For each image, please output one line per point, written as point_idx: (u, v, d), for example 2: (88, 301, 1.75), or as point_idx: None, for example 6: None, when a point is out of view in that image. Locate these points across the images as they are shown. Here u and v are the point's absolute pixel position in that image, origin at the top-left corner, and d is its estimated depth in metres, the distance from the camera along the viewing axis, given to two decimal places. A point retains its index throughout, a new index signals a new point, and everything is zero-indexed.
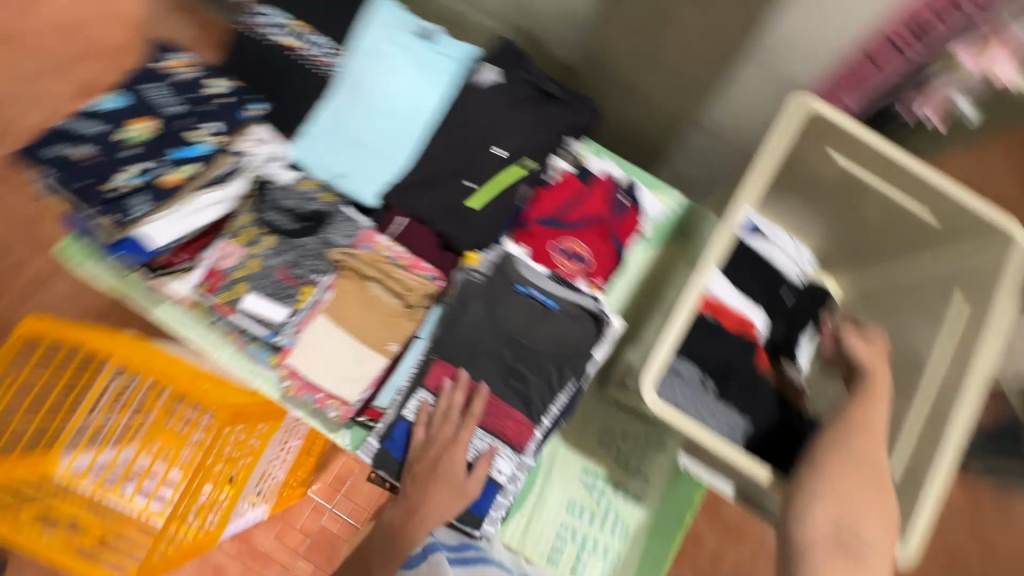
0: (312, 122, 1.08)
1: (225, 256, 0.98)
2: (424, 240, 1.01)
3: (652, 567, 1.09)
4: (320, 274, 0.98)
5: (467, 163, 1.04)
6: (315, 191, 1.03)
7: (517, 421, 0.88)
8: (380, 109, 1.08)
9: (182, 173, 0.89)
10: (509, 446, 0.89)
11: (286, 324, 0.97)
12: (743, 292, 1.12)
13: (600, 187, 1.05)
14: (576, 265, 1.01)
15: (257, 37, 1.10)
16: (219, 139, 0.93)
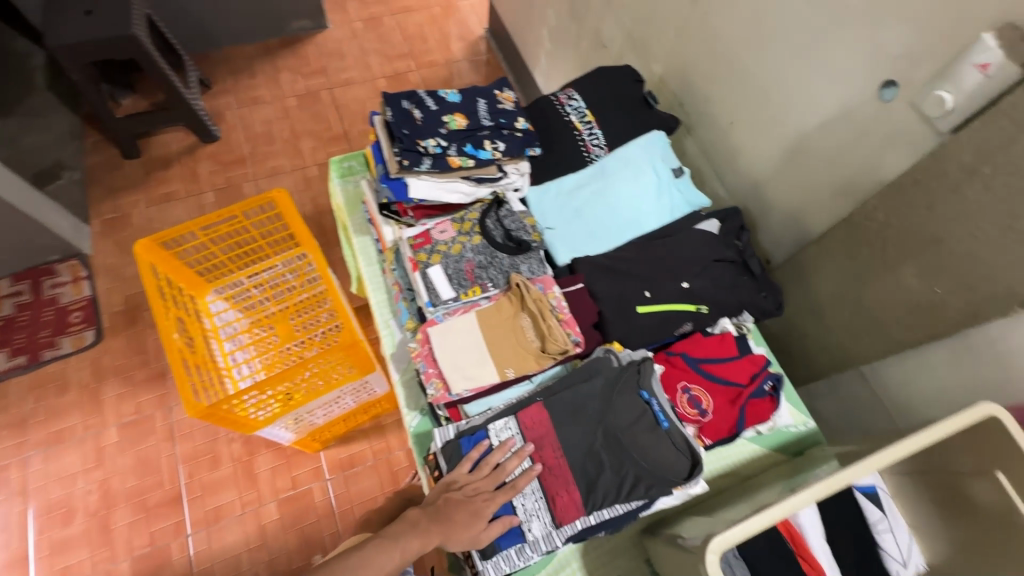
0: (558, 184, 1.30)
1: (440, 230, 1.20)
2: (585, 309, 1.13)
3: None
4: (493, 285, 1.15)
5: (652, 277, 1.15)
6: (528, 226, 1.23)
7: (571, 500, 0.91)
8: (611, 201, 1.27)
9: (461, 161, 1.20)
10: (552, 518, 0.91)
11: (444, 303, 1.13)
12: (828, 542, 1.03)
13: (750, 362, 1.11)
14: (693, 411, 1.06)
15: (557, 108, 1.38)
16: (499, 154, 1.23)
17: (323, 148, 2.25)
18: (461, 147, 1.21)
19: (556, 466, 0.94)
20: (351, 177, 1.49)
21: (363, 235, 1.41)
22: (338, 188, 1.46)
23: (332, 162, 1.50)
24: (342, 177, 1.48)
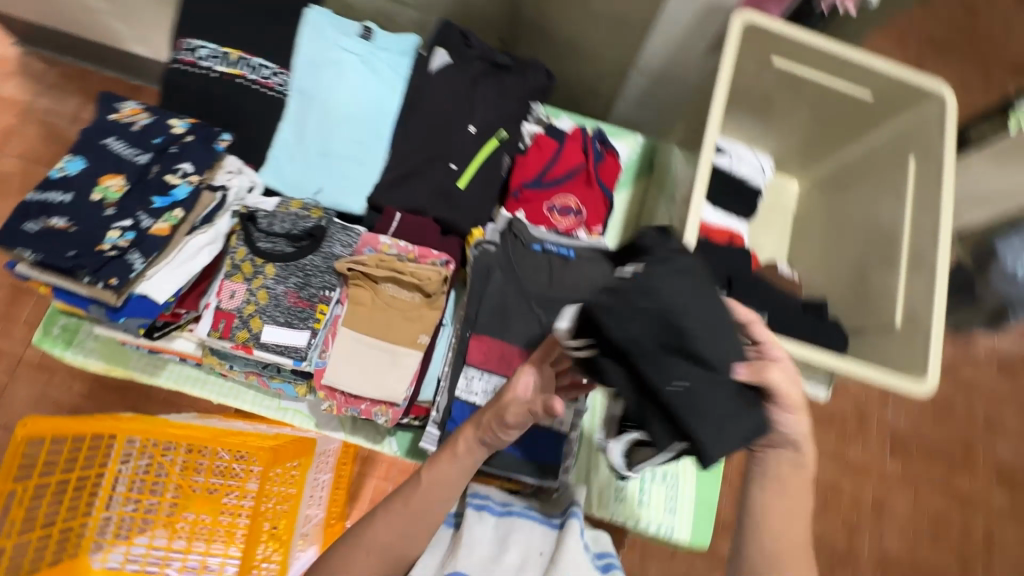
0: (278, 144, 1.09)
1: (228, 295, 0.95)
2: (424, 228, 1.01)
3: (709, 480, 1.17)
4: (331, 289, 0.98)
5: (443, 148, 1.05)
6: (300, 209, 1.00)
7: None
8: (342, 116, 1.11)
9: (168, 220, 0.85)
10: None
11: (311, 347, 0.96)
12: (720, 210, 1.24)
13: (573, 140, 1.10)
14: (571, 217, 1.06)
15: (195, 73, 1.07)
16: (197, 177, 0.88)
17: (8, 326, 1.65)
18: (149, 208, 0.84)
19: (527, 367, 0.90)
20: (76, 334, 1.11)
21: (165, 367, 1.12)
22: (79, 356, 1.10)
23: (37, 342, 1.09)
24: (67, 343, 1.10)
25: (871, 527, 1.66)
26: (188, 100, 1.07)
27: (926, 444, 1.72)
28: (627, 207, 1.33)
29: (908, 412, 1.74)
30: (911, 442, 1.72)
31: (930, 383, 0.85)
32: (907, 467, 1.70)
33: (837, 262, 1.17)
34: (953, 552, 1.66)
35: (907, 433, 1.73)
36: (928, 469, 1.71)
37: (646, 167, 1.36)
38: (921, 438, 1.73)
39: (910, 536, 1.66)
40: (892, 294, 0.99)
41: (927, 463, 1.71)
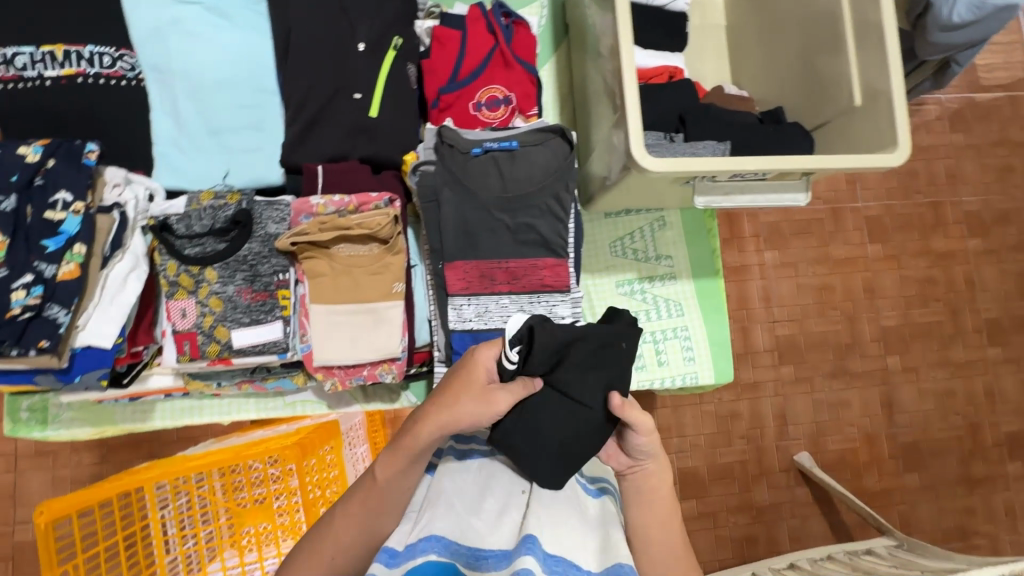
0: (161, 138, 0.96)
1: (180, 316, 0.87)
2: (353, 174, 0.91)
3: (717, 318, 1.19)
4: (284, 271, 0.91)
5: (339, 79, 0.93)
6: (213, 199, 0.89)
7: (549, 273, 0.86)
8: (215, 82, 0.96)
9: (72, 260, 0.74)
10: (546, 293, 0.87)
11: (289, 336, 0.91)
12: (651, 50, 1.16)
13: (475, 21, 0.97)
14: (502, 108, 0.97)
15: (24, 89, 0.90)
16: (81, 203, 0.76)
17: None
18: (44, 254, 0.73)
19: (510, 276, 0.86)
20: (47, 411, 1.03)
21: (155, 409, 1.06)
22: (62, 430, 1.03)
23: (12, 433, 1.03)
24: (43, 422, 1.03)
25: (868, 310, 1.75)
26: (35, 122, 0.91)
27: (898, 218, 1.78)
28: (556, 81, 1.24)
29: (876, 195, 1.78)
30: (885, 221, 1.77)
31: (903, 150, 0.83)
32: (887, 245, 1.77)
33: (781, 62, 1.10)
34: (942, 306, 1.78)
35: (879, 214, 1.77)
36: (906, 240, 1.78)
37: (562, 30, 1.24)
38: (893, 214, 1.78)
39: (902, 305, 1.77)
40: (844, 73, 0.93)
41: (904, 235, 1.78)
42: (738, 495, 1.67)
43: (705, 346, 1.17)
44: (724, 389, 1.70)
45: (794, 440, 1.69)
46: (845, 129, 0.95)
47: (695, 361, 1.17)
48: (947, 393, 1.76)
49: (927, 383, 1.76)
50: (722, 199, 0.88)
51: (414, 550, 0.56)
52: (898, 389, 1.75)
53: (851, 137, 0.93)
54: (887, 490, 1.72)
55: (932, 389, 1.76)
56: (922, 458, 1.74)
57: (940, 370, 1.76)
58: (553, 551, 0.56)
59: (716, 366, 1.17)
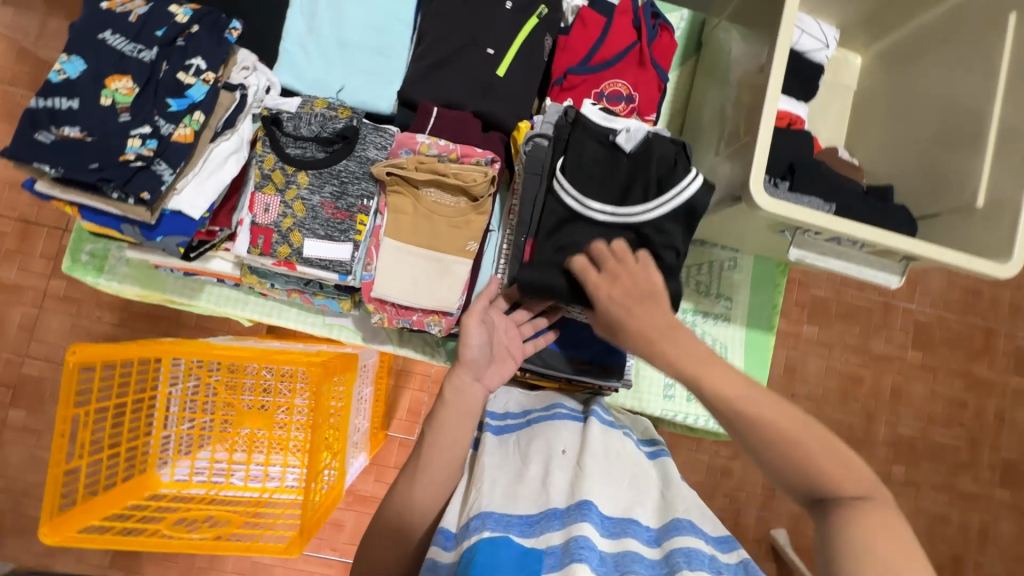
0: (290, 37, 0.97)
1: (262, 210, 0.89)
2: (464, 124, 0.91)
3: (757, 372, 1.17)
4: (369, 198, 0.92)
5: (478, 29, 0.93)
6: (326, 109, 0.90)
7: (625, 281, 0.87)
8: (357, 0, 0.98)
9: (189, 125, 0.76)
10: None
11: (354, 261, 0.92)
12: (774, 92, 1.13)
13: (623, 13, 0.96)
14: (622, 105, 0.96)
15: None
16: (212, 74, 0.78)
17: (24, 258, 1.61)
18: (166, 112, 0.75)
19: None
20: (106, 260, 1.07)
21: (203, 290, 1.09)
22: (114, 282, 1.06)
23: (68, 270, 1.06)
24: (99, 269, 1.06)
25: (889, 412, 1.73)
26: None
27: (949, 332, 1.75)
28: (672, 96, 1.22)
29: (934, 302, 1.75)
30: (934, 331, 1.75)
31: (1014, 265, 0.81)
32: (929, 356, 1.74)
33: (906, 144, 1.07)
34: (965, 432, 1.74)
35: (930, 322, 1.75)
36: (950, 356, 1.75)
37: (692, 48, 1.22)
38: (945, 327, 1.75)
39: (925, 419, 1.74)
40: (975, 172, 0.91)
41: (949, 350, 1.75)
42: None
43: None
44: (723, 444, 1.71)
45: (776, 516, 1.69)
46: (956, 227, 0.92)
47: None
48: (942, 518, 1.72)
49: (926, 502, 1.72)
50: (815, 259, 0.86)
51: (468, 530, 0.60)
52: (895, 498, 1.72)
53: (960, 238, 0.90)
54: None
55: (929, 510, 1.72)
56: None
57: (942, 493, 1.73)
58: (603, 511, 0.62)
59: None
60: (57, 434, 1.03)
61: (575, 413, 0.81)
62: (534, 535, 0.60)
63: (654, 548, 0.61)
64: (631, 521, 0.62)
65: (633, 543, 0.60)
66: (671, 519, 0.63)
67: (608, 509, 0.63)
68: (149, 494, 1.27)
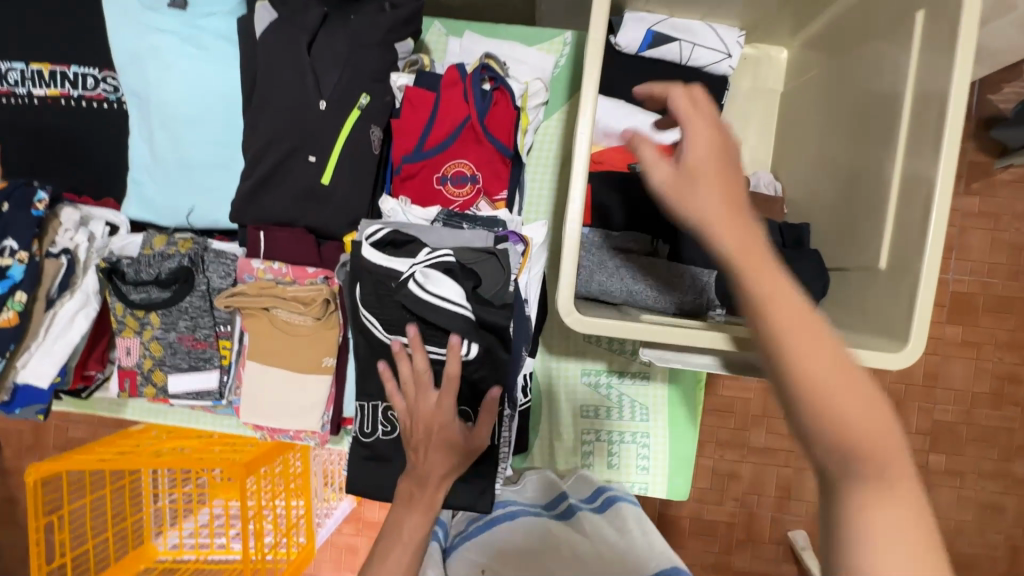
0: (136, 165, 0.96)
1: (125, 353, 0.91)
2: (298, 242, 0.87)
3: (684, 431, 1.08)
4: (226, 324, 0.92)
5: (297, 136, 0.86)
6: (165, 245, 0.89)
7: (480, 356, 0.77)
8: (186, 116, 0.93)
9: (12, 307, 0.78)
10: None
11: (224, 387, 0.94)
12: None
13: (451, 86, 0.86)
14: (467, 186, 0.88)
15: (16, 106, 0.93)
16: (26, 251, 0.79)
17: None
18: None
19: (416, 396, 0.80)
20: None
21: (128, 404, 1.15)
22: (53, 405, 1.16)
23: None
24: None
25: (922, 398, 1.42)
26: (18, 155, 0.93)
27: (996, 300, 1.40)
28: (562, 133, 1.08)
29: (975, 267, 1.39)
30: (975, 300, 1.40)
31: (910, 353, 0.66)
32: (969, 329, 1.41)
33: (824, 166, 0.89)
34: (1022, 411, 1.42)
35: (971, 292, 1.40)
36: (998, 326, 1.40)
37: (580, 75, 1.08)
38: (989, 294, 1.40)
39: (967, 402, 1.42)
40: (884, 200, 0.74)
41: (996, 319, 1.40)
42: (717, 555, 1.69)
43: (663, 459, 1.08)
44: (726, 448, 1.66)
45: (793, 516, 1.66)
46: (863, 281, 0.76)
47: (649, 471, 1.08)
48: (993, 508, 1.42)
49: (970, 491, 1.43)
50: (673, 357, 0.74)
51: None
52: (932, 491, 1.45)
53: (865, 304, 0.75)
54: None
55: (976, 500, 1.42)
56: None
57: (992, 480, 1.42)
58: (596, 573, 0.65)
59: (670, 480, 1.08)
60: (32, 545, 1.17)
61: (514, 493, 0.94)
62: None
63: None
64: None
65: None
66: (666, 566, 0.65)
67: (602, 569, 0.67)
68: (147, 565, 1.42)
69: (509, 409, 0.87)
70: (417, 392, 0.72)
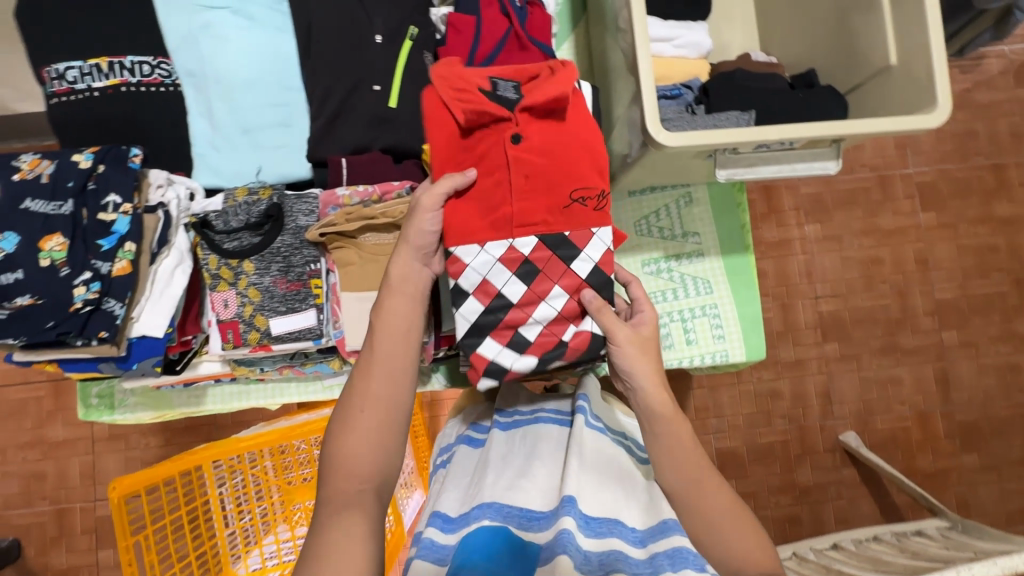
0: (199, 140, 1.02)
1: (222, 306, 0.93)
2: (376, 164, 0.93)
3: (748, 294, 1.16)
4: (315, 261, 0.95)
5: (359, 71, 0.94)
6: (247, 196, 0.94)
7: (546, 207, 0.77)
8: (245, 84, 1.00)
9: (124, 257, 0.81)
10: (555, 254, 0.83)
11: (322, 323, 0.96)
12: (672, 21, 1.12)
13: (488, 5, 0.97)
14: None
15: (77, 101, 0.97)
16: (129, 204, 0.82)
17: (60, 416, 1.71)
18: (100, 252, 0.80)
19: None
20: (114, 396, 1.12)
21: (207, 394, 1.14)
22: (128, 414, 1.13)
23: (86, 417, 1.12)
24: (111, 407, 1.12)
25: (921, 282, 1.76)
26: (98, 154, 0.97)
27: (955, 184, 1.78)
28: (575, 60, 1.22)
29: (929, 160, 1.78)
30: (940, 188, 1.78)
31: (941, 111, 0.78)
32: (942, 213, 1.77)
33: (812, 24, 1.04)
34: (1005, 276, 1.77)
35: (933, 180, 1.78)
36: (964, 206, 1.78)
37: (580, 7, 1.21)
38: (949, 179, 1.78)
39: (960, 276, 1.77)
40: (876, 17, 0.88)
41: (962, 201, 1.78)
42: (780, 475, 1.73)
43: (735, 321, 1.15)
44: (763, 368, 1.75)
45: (839, 420, 1.74)
46: (880, 96, 0.89)
47: (725, 338, 1.15)
48: (1009, 368, 1.76)
49: (988, 357, 1.76)
50: (745, 172, 0.84)
51: (469, 517, 0.66)
52: (955, 363, 1.76)
53: (888, 102, 0.88)
54: (945, 470, 1.74)
55: (993, 364, 1.76)
56: (983, 437, 1.75)
57: (1001, 343, 1.76)
58: (588, 512, 0.65)
59: (747, 342, 1.15)
60: (125, 563, 1.10)
61: (587, 518, 0.64)
62: (534, 530, 0.64)
63: (641, 548, 0.64)
64: (616, 523, 0.66)
65: (618, 543, 0.63)
66: (656, 522, 0.66)
67: (596, 511, 0.66)
68: None
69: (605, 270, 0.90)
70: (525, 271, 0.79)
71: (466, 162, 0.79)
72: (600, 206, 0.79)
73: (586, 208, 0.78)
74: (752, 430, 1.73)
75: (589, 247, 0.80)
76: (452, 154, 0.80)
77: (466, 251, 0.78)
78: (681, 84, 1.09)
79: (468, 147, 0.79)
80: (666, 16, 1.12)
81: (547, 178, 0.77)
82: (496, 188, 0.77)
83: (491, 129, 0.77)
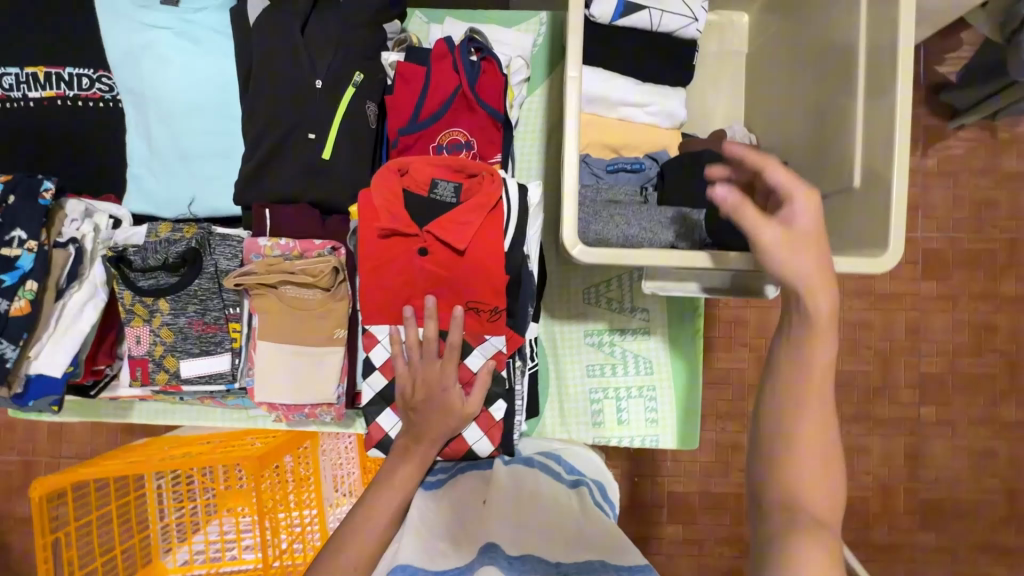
0: (135, 160, 0.98)
1: (135, 342, 0.91)
2: (302, 216, 0.90)
3: (689, 381, 1.11)
4: (234, 305, 0.93)
5: (296, 114, 0.90)
6: (171, 231, 0.91)
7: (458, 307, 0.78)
8: (183, 108, 0.96)
9: (23, 296, 0.79)
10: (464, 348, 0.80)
11: (236, 369, 0.94)
12: (649, 84, 1.05)
13: (440, 58, 0.91)
14: (463, 154, 0.92)
15: (12, 109, 0.95)
16: (35, 240, 0.80)
17: None
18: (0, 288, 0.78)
19: None
20: None
21: (134, 407, 1.14)
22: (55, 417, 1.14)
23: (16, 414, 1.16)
24: None
25: (909, 353, 1.59)
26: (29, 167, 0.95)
27: (965, 251, 1.58)
28: (547, 106, 1.14)
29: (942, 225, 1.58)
30: (947, 255, 1.58)
31: (891, 254, 0.71)
32: (944, 283, 1.59)
33: (796, 108, 0.96)
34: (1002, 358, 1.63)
35: None
36: (970, 278, 1.59)
37: (558, 52, 1.14)
38: (958, 247, 1.58)
39: (950, 352, 1.59)
40: (850, 125, 0.80)
41: (967, 270, 1.58)
42: (728, 527, 1.70)
43: (671, 407, 1.11)
44: (728, 419, 1.70)
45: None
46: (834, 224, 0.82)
47: (658, 422, 1.11)
48: (982, 451, 1.60)
49: (962, 437, 1.60)
50: (675, 288, 0.78)
51: None
52: (928, 440, 1.60)
53: (847, 220, 0.80)
54: (897, 546, 1.60)
55: (965, 446, 1.60)
56: (944, 517, 1.60)
57: (983, 426, 1.60)
58: (513, 552, 0.60)
59: (680, 430, 1.11)
60: (41, 560, 1.13)
61: (513, 558, 0.59)
62: None
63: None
64: (541, 560, 0.59)
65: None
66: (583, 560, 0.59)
67: (520, 550, 0.60)
68: None
69: (521, 362, 0.87)
70: (423, 357, 0.78)
71: (371, 255, 0.77)
72: (494, 318, 0.79)
73: (482, 318, 0.79)
74: (707, 481, 1.70)
75: (481, 346, 0.81)
76: (360, 243, 0.78)
77: (377, 329, 0.81)
78: (647, 155, 1.03)
79: (379, 251, 0.77)
80: (643, 79, 1.05)
81: (448, 287, 0.77)
82: (404, 289, 0.78)
83: (400, 232, 0.76)
